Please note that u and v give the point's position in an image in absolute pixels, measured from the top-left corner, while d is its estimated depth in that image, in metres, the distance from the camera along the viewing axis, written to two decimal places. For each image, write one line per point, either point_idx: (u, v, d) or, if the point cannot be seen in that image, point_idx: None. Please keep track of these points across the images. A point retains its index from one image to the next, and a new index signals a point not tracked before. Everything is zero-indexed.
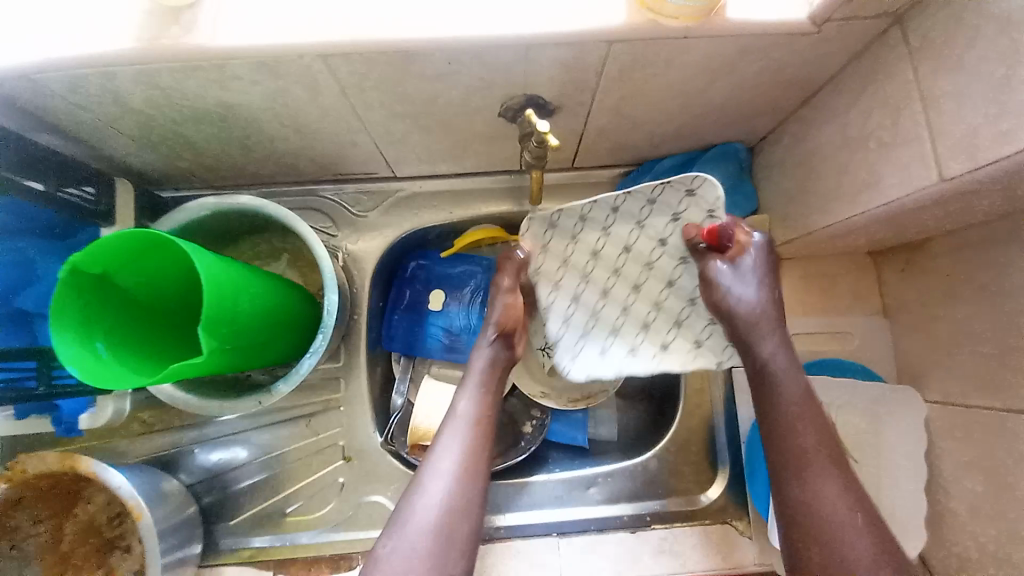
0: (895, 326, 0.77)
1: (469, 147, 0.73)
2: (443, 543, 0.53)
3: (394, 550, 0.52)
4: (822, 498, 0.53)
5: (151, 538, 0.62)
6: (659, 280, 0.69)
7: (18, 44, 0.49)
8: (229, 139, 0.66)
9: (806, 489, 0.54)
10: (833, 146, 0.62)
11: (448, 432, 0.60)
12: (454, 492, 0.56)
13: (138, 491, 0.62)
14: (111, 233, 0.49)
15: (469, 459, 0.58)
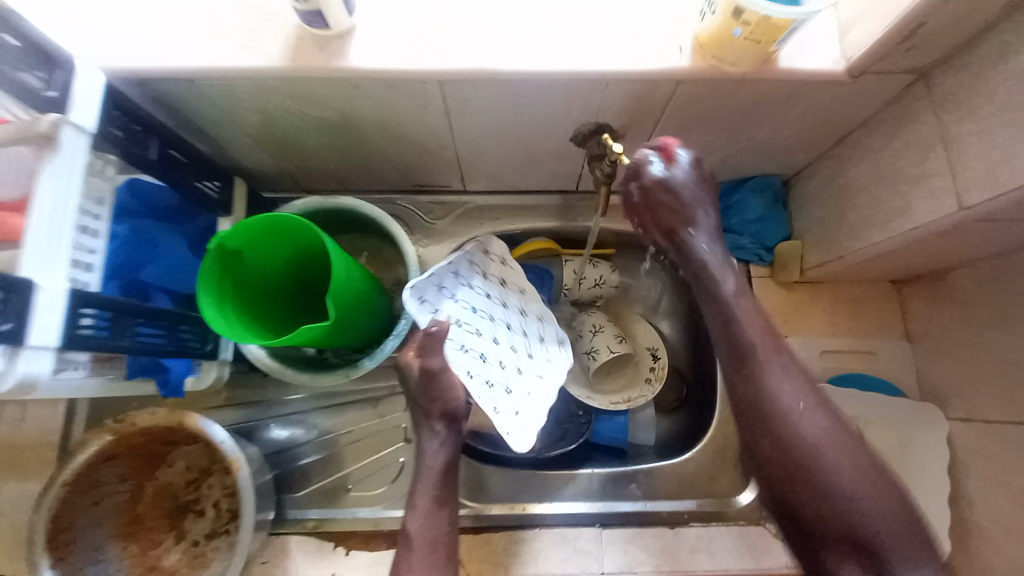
0: (918, 349, 0.83)
1: (537, 165, 0.83)
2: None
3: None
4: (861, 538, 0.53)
5: (248, 491, 0.69)
6: (513, 292, 0.77)
7: (193, 52, 0.59)
8: (336, 146, 0.77)
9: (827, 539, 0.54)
10: (865, 180, 0.71)
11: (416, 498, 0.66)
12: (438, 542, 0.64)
13: (238, 447, 0.69)
14: (257, 216, 0.59)
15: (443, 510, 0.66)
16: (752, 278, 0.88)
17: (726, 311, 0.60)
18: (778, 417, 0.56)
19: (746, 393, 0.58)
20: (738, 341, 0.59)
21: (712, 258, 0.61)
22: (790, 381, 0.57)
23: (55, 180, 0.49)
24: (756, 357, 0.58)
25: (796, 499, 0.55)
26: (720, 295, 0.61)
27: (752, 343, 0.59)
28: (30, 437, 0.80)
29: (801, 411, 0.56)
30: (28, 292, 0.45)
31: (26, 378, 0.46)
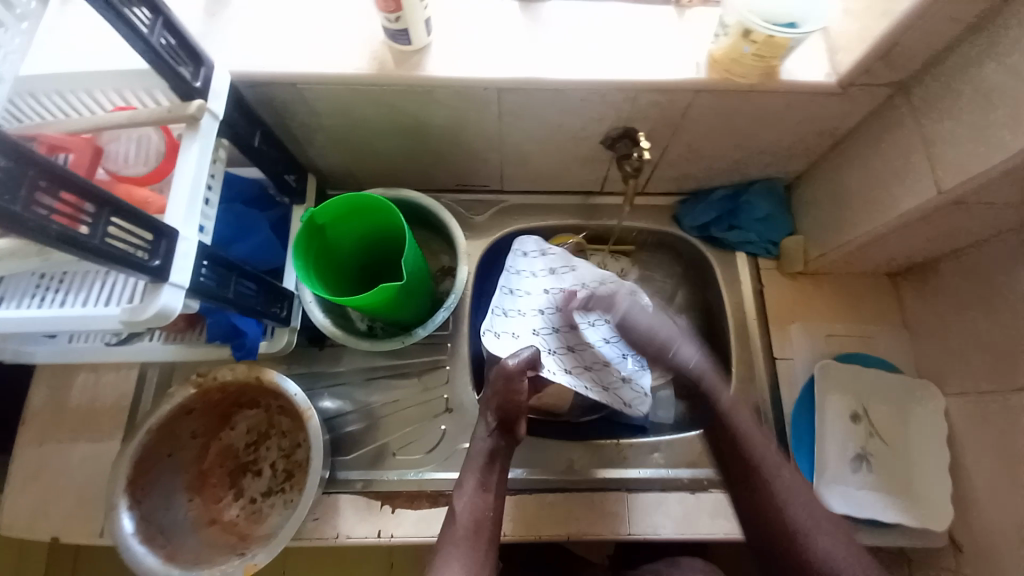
0: (914, 335, 0.92)
1: (569, 167, 0.94)
2: (474, 538, 0.68)
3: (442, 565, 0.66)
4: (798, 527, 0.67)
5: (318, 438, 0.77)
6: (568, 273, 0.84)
7: (297, 62, 0.71)
8: (398, 147, 0.88)
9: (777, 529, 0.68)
10: (858, 179, 0.82)
11: (466, 475, 0.72)
12: (479, 501, 0.70)
13: (308, 401, 0.78)
14: (344, 194, 0.70)
15: (485, 478, 0.72)
16: (761, 270, 0.98)
17: (739, 437, 0.72)
18: (787, 517, 0.68)
19: (755, 492, 0.70)
20: (749, 458, 0.71)
21: (705, 369, 0.76)
22: (788, 479, 0.70)
23: (196, 155, 0.58)
24: (757, 445, 0.72)
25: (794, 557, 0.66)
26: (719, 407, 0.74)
27: (755, 455, 0.71)
28: (100, 399, 0.87)
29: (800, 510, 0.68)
30: (173, 238, 0.54)
31: (165, 309, 0.54)
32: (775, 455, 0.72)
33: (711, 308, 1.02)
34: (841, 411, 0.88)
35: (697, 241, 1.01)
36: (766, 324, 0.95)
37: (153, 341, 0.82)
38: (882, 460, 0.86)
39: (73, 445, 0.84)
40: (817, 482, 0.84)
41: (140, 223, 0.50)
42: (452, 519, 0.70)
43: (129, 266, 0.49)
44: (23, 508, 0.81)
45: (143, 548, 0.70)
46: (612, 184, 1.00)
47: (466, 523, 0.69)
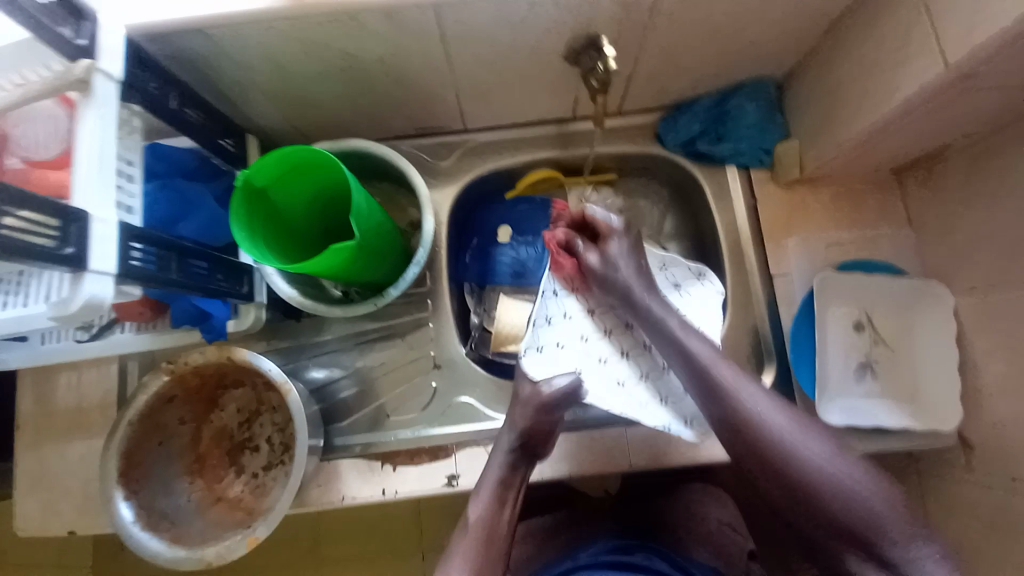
0: (920, 233, 0.86)
1: (534, 93, 0.85)
2: (485, 545, 0.64)
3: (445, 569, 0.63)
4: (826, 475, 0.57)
5: (299, 413, 0.75)
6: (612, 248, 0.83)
7: (205, 3, 0.62)
8: (340, 93, 0.80)
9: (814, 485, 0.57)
10: (855, 64, 0.73)
11: (478, 485, 0.69)
12: (490, 509, 0.67)
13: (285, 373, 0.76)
14: (278, 149, 0.64)
15: (495, 488, 0.68)
16: (754, 183, 0.91)
17: (697, 359, 0.64)
18: (788, 446, 0.58)
19: (733, 411, 0.61)
20: (711, 377, 0.63)
21: (654, 334, 0.68)
22: (773, 403, 0.61)
23: (96, 127, 0.53)
24: (733, 384, 0.62)
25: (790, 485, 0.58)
26: (670, 329, 0.66)
27: (722, 375, 0.62)
28: (85, 399, 0.86)
29: (806, 437, 0.59)
30: (85, 221, 0.50)
31: (93, 299, 0.51)
32: (744, 374, 0.63)
33: (702, 232, 0.96)
34: (843, 321, 0.84)
35: (683, 160, 0.93)
36: (762, 240, 0.89)
37: (126, 334, 0.80)
38: (885, 366, 0.83)
39: (71, 443, 0.84)
40: (818, 399, 0.81)
41: (39, 207, 0.45)
42: (465, 524, 0.66)
43: (40, 257, 0.45)
44: (35, 508, 0.83)
45: (147, 534, 0.71)
46: (583, 107, 0.90)
47: (477, 529, 0.65)
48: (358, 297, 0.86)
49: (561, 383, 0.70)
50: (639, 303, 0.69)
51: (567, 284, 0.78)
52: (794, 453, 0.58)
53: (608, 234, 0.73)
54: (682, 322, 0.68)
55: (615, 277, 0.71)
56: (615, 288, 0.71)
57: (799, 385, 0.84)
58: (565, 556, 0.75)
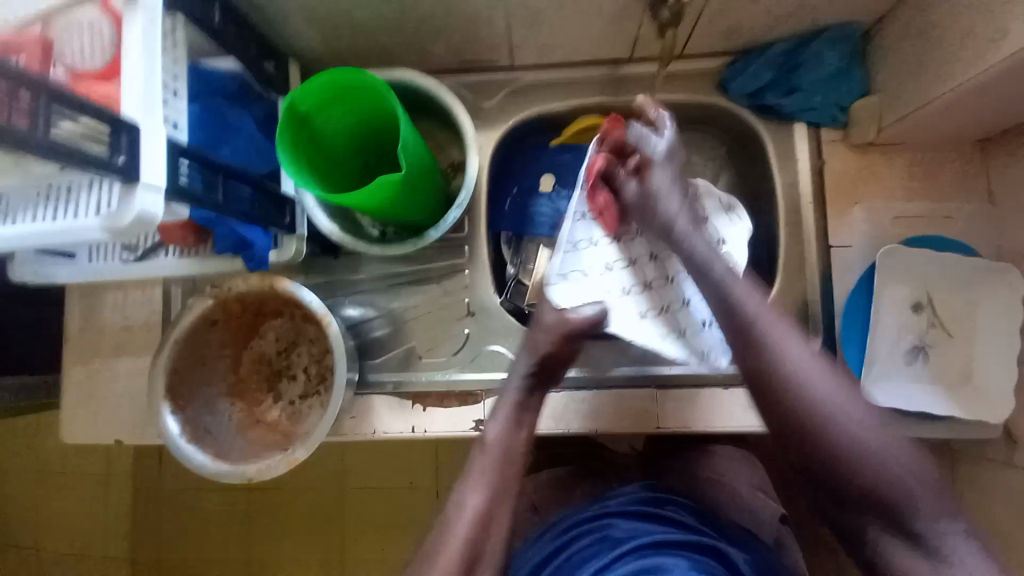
0: (1002, 210, 0.78)
1: (588, 27, 0.79)
2: (501, 463, 0.66)
3: (462, 495, 0.63)
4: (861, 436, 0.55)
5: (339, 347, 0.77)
6: None
7: None
8: (386, 16, 0.75)
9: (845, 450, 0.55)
10: (962, 6, 0.64)
11: (497, 412, 0.69)
12: (505, 433, 0.67)
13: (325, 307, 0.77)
14: (323, 71, 0.62)
15: (507, 420, 0.68)
16: (822, 143, 0.84)
17: (744, 315, 0.60)
18: (831, 425, 0.56)
19: (767, 373, 0.58)
20: (741, 321, 0.60)
21: (708, 256, 0.63)
22: (814, 360, 0.58)
23: (142, 33, 0.50)
24: (761, 318, 0.60)
25: (837, 459, 0.55)
26: (712, 273, 0.62)
27: (764, 334, 0.59)
28: (130, 319, 0.88)
29: (852, 405, 0.56)
30: (134, 131, 0.49)
31: (144, 214, 0.50)
32: (791, 331, 0.60)
33: (756, 194, 0.90)
34: (901, 300, 0.79)
35: (745, 112, 0.86)
36: (823, 206, 0.83)
37: (169, 258, 0.81)
38: (940, 351, 0.79)
39: (119, 360, 0.88)
40: (864, 380, 0.78)
41: (88, 114, 0.44)
42: (483, 446, 0.67)
43: (92, 165, 0.45)
44: (85, 416, 0.88)
45: (193, 446, 0.76)
46: (643, 47, 0.83)
47: (495, 451, 0.66)
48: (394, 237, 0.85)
49: (588, 314, 0.70)
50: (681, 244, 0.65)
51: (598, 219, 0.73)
52: (829, 419, 0.56)
53: (653, 165, 0.66)
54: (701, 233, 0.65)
55: (660, 212, 0.65)
56: (657, 230, 0.66)
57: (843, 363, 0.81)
58: (586, 503, 0.77)
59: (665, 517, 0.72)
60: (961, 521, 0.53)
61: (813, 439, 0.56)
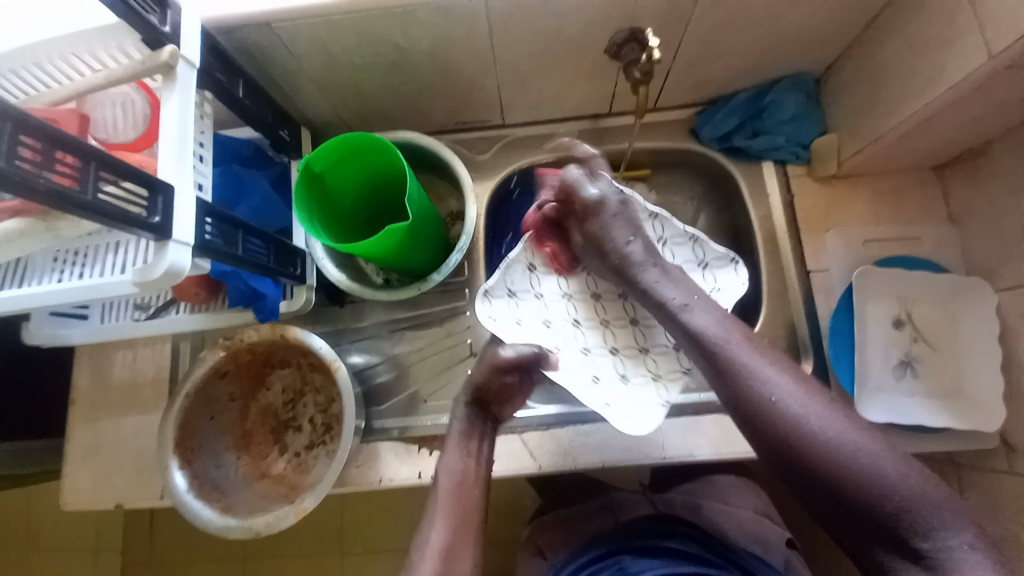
0: (962, 229, 0.85)
1: (571, 88, 0.88)
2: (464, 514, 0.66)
3: (430, 524, 0.65)
4: (827, 429, 0.52)
5: (347, 389, 0.78)
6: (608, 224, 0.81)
7: None
8: (390, 86, 0.84)
9: (819, 445, 0.51)
10: (895, 56, 0.74)
11: (448, 447, 0.71)
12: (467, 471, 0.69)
13: (334, 353, 0.79)
14: (336, 135, 0.69)
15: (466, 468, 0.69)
16: (790, 178, 0.91)
17: (688, 330, 0.61)
18: (811, 435, 0.52)
19: (740, 395, 0.56)
20: (708, 348, 0.59)
21: (663, 281, 0.66)
22: (787, 379, 0.56)
23: (178, 108, 0.57)
24: (714, 333, 0.59)
25: (820, 480, 0.51)
26: (670, 309, 0.63)
27: (737, 357, 0.57)
28: (138, 377, 0.89)
29: (840, 421, 0.52)
30: (169, 192, 0.54)
31: (174, 267, 0.55)
32: (766, 355, 0.58)
33: (736, 226, 0.96)
34: (883, 317, 0.84)
35: (717, 154, 0.94)
36: (798, 235, 0.90)
37: (180, 314, 0.83)
38: (926, 363, 0.82)
39: (125, 418, 0.88)
40: (857, 403, 0.81)
41: (131, 179, 0.50)
42: (436, 483, 0.69)
43: (130, 223, 0.50)
44: (89, 479, 0.86)
45: (200, 503, 0.75)
46: (620, 102, 0.93)
47: (448, 485, 0.68)
48: (397, 281, 0.89)
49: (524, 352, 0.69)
50: (636, 279, 0.67)
51: (549, 265, 0.77)
52: (812, 433, 0.52)
53: (591, 212, 0.69)
54: (656, 266, 0.67)
55: (609, 246, 0.68)
56: (590, 238, 0.70)
57: (837, 380, 0.84)
58: (599, 540, 0.76)
59: (672, 549, 0.72)
60: (968, 536, 0.47)
61: (794, 449, 0.52)
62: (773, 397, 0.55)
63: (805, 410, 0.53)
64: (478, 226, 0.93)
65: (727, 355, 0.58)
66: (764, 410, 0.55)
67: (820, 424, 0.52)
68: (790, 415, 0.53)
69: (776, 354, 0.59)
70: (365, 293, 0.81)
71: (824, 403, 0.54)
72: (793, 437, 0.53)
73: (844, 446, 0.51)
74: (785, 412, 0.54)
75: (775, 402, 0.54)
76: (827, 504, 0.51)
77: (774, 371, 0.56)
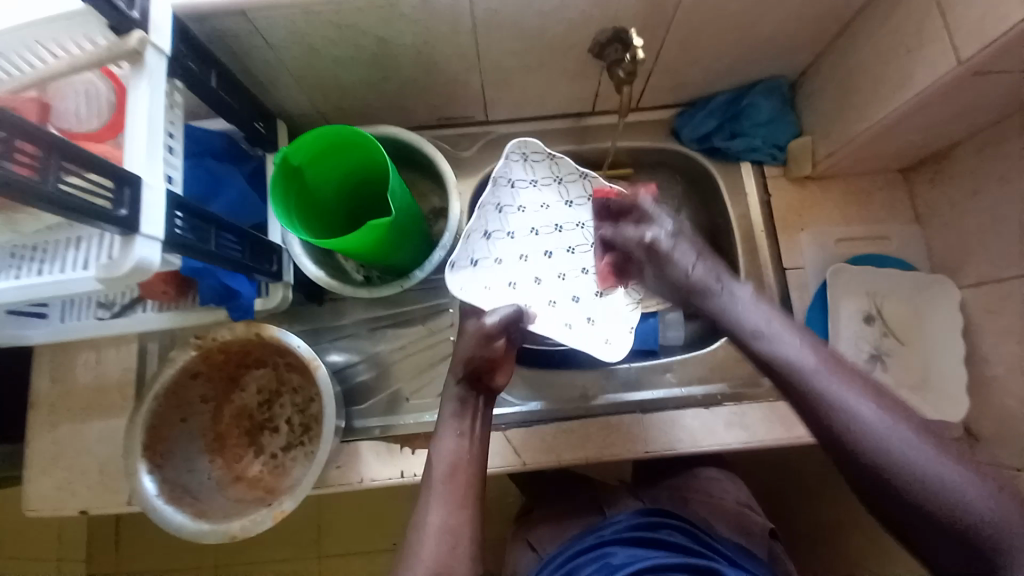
0: (926, 229, 0.88)
1: (554, 86, 0.88)
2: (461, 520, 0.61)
3: (423, 514, 0.62)
4: (911, 458, 0.49)
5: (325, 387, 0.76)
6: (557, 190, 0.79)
7: None
8: (370, 80, 0.82)
9: (896, 477, 0.49)
10: (867, 62, 0.76)
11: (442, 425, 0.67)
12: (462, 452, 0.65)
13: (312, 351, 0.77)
14: (315, 128, 0.67)
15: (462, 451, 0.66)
16: (766, 178, 0.94)
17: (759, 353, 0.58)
18: (893, 467, 0.49)
19: (819, 420, 0.53)
20: (783, 374, 0.56)
21: (731, 305, 0.62)
22: (870, 403, 0.52)
23: (147, 99, 0.54)
24: (788, 355, 0.56)
25: (909, 512, 0.49)
26: (745, 339, 0.60)
27: (812, 380, 0.54)
28: (103, 379, 0.85)
29: (920, 446, 0.49)
30: (137, 185, 0.51)
31: (142, 263, 0.52)
32: (850, 377, 0.54)
33: (714, 225, 0.98)
34: (854, 312, 0.87)
35: (697, 154, 0.96)
36: (774, 234, 0.92)
37: (149, 312, 0.80)
38: (895, 357, 0.85)
39: (89, 422, 0.84)
40: None
41: (97, 171, 0.47)
42: (431, 462, 0.65)
43: (96, 216, 0.47)
44: (52, 487, 0.82)
45: (170, 508, 0.72)
46: (602, 101, 0.93)
47: (445, 464, 0.65)
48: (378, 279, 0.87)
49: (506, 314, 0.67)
50: (700, 304, 0.64)
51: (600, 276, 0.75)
52: (897, 461, 0.49)
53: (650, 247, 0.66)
54: (723, 286, 0.63)
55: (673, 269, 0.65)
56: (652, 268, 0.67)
57: None
58: (588, 531, 0.76)
59: (663, 541, 0.71)
60: None
61: (872, 484, 0.50)
62: (850, 420, 0.52)
63: (887, 434, 0.50)
64: (461, 223, 0.93)
65: (799, 379, 0.55)
66: (844, 442, 0.52)
67: (902, 448, 0.50)
68: (876, 443, 0.50)
69: (854, 373, 0.55)
70: (346, 290, 0.79)
71: (906, 425, 0.51)
72: (878, 468, 0.50)
73: (928, 472, 0.48)
74: (868, 436, 0.51)
75: (858, 431, 0.51)
76: (907, 531, 0.49)
77: (854, 393, 0.53)
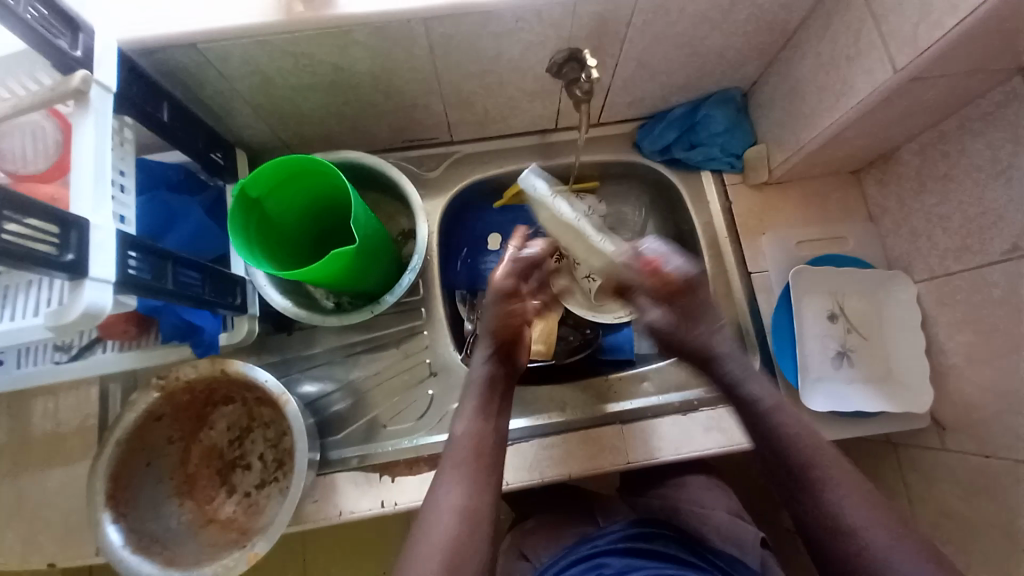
0: (880, 227, 0.92)
1: (516, 106, 0.89)
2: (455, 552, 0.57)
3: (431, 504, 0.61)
4: (870, 538, 0.55)
5: (297, 422, 0.74)
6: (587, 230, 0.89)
7: (193, 18, 0.64)
8: (330, 107, 0.82)
9: (857, 554, 0.55)
10: (811, 72, 0.80)
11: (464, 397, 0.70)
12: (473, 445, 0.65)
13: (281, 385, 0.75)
14: (273, 159, 0.66)
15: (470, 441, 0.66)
16: (727, 185, 0.97)
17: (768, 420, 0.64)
18: (869, 555, 0.54)
19: (802, 488, 0.60)
20: (778, 448, 0.62)
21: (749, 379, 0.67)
22: (849, 486, 0.58)
23: (93, 137, 0.53)
24: (789, 431, 0.62)
25: None
26: (759, 407, 0.65)
27: (807, 458, 0.60)
28: (62, 425, 0.81)
29: (881, 531, 0.55)
30: (84, 227, 0.50)
31: (92, 307, 0.50)
32: (839, 462, 0.60)
33: (681, 233, 1.00)
34: (819, 311, 0.89)
35: (660, 165, 0.98)
36: (738, 239, 0.94)
37: (108, 353, 0.77)
38: (860, 353, 0.88)
39: (48, 473, 0.79)
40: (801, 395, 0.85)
41: (39, 216, 0.45)
42: (452, 441, 0.66)
43: (41, 263, 0.45)
44: (9, 544, 0.77)
45: (138, 558, 0.68)
46: (564, 118, 0.95)
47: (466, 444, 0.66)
48: (348, 304, 0.86)
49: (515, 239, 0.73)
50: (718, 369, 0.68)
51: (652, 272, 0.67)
52: (853, 539, 0.55)
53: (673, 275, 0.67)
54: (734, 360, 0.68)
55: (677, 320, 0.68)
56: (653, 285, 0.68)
57: (781, 373, 0.88)
58: (581, 542, 0.75)
59: (656, 551, 0.72)
60: None
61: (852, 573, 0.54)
62: (826, 496, 0.58)
63: (851, 518, 0.56)
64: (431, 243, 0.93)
65: (794, 452, 0.61)
66: (819, 511, 0.58)
67: (863, 528, 0.55)
68: (847, 530, 0.56)
69: (840, 458, 0.61)
70: (314, 317, 0.78)
71: (874, 511, 0.56)
72: (840, 539, 0.56)
73: (883, 563, 0.53)
74: (841, 519, 0.57)
75: (830, 508, 0.57)
76: None
77: (838, 476, 0.59)
